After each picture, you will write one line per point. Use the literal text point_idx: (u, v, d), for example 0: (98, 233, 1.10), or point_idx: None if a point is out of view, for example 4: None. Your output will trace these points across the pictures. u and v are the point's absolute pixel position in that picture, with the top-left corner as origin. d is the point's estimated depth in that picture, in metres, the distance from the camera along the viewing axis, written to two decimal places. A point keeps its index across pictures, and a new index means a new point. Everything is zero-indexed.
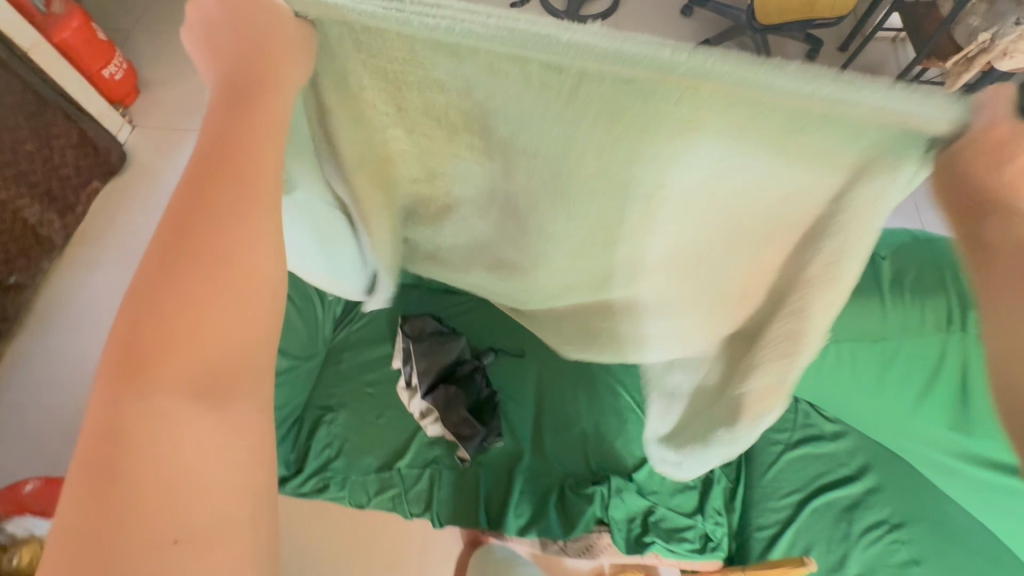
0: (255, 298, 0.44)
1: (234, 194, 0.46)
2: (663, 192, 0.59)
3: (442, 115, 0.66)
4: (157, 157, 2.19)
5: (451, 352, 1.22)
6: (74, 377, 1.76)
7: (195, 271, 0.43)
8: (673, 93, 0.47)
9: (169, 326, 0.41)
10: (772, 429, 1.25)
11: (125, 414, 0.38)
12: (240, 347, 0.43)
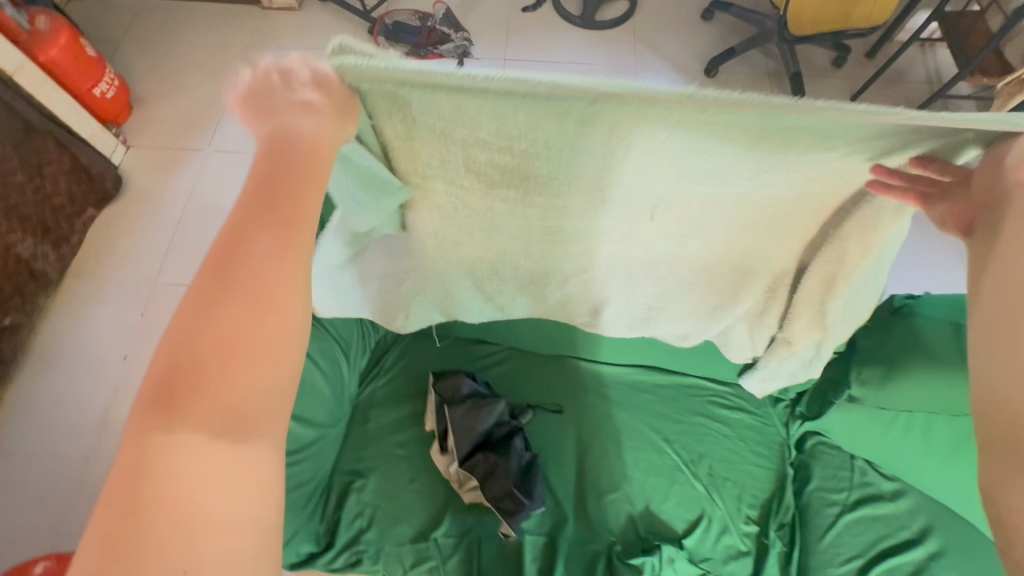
0: (283, 347, 0.50)
1: (275, 239, 0.51)
2: (701, 202, 0.78)
3: (481, 164, 0.74)
4: (154, 180, 2.07)
5: (491, 415, 1.15)
6: (79, 424, 1.66)
7: (231, 320, 0.48)
8: (780, 129, 0.60)
9: (202, 363, 0.46)
10: (827, 488, 1.19)
11: (153, 448, 0.43)
12: (262, 389, 0.48)
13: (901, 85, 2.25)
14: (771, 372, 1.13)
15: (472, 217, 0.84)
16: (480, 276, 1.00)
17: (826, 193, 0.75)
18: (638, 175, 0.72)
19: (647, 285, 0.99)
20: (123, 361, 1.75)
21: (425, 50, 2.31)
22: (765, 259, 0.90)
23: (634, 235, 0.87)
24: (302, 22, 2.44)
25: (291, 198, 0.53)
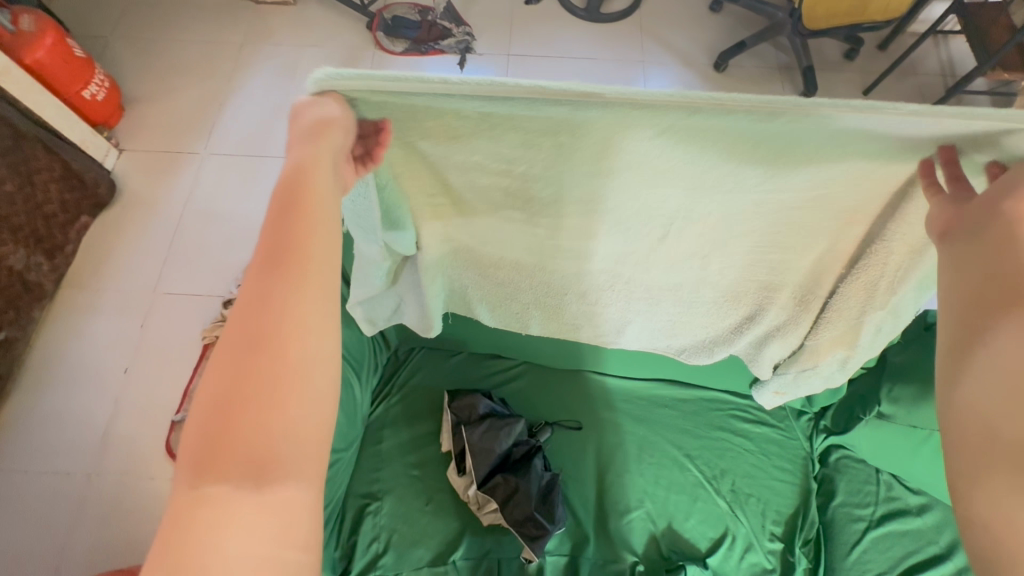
0: (304, 390, 0.51)
1: (286, 285, 0.53)
2: (734, 225, 0.73)
3: (499, 181, 0.70)
4: (149, 185, 2.00)
5: (509, 435, 1.11)
6: (78, 442, 1.61)
7: (252, 369, 0.50)
8: (772, 143, 0.58)
9: (228, 413, 0.48)
10: (852, 504, 1.16)
11: (188, 501, 0.45)
12: (284, 433, 0.49)
13: (914, 78, 2.20)
14: (788, 385, 1.07)
15: (494, 226, 0.80)
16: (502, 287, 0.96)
17: (854, 207, 0.68)
18: (644, 190, 0.67)
19: (662, 313, 0.97)
20: (122, 375, 1.70)
21: (426, 46, 2.24)
22: (785, 279, 0.84)
23: (645, 266, 0.84)
24: (297, 17, 2.36)
25: (295, 235, 0.54)
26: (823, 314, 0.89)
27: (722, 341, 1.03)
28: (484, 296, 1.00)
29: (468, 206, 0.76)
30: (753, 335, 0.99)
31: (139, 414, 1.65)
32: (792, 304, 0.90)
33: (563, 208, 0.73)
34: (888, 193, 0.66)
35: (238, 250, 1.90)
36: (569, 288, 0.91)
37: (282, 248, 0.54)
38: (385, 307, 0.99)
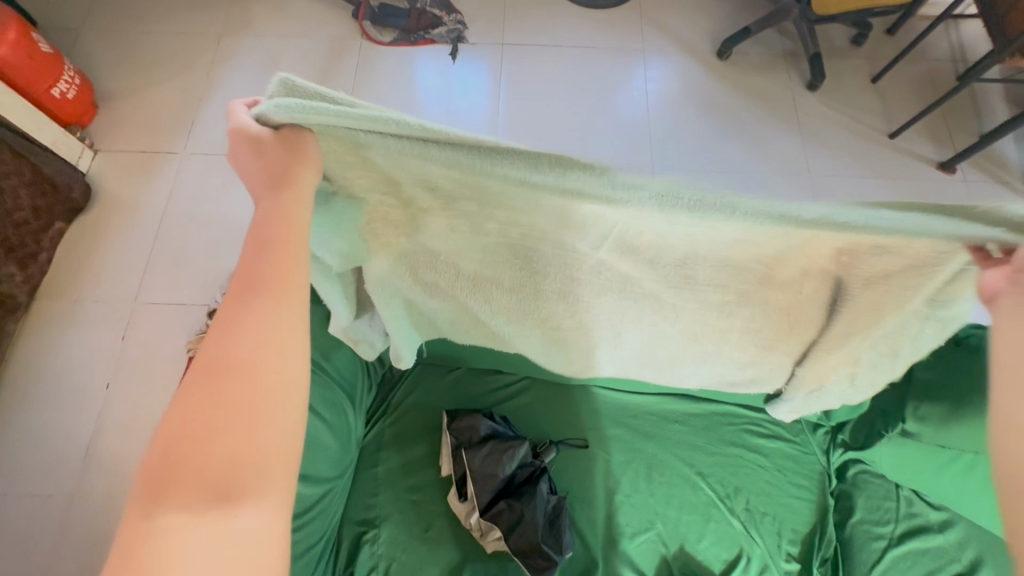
0: (271, 414, 0.51)
1: (260, 310, 0.53)
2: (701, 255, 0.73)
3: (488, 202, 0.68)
4: (128, 187, 1.90)
5: (513, 458, 1.05)
6: (59, 463, 1.54)
7: (217, 392, 0.49)
8: None
9: (187, 437, 0.48)
10: (871, 521, 1.11)
11: (145, 525, 0.45)
12: (251, 455, 0.49)
13: (923, 63, 2.11)
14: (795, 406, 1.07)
15: (456, 238, 0.78)
16: (487, 287, 0.89)
17: (830, 245, 0.66)
18: (603, 204, 0.63)
19: (654, 322, 0.92)
20: (104, 392, 1.63)
21: (416, 36, 2.14)
22: (798, 288, 0.79)
23: (626, 266, 0.79)
24: (279, 5, 2.23)
25: (273, 272, 0.55)
26: (815, 322, 0.85)
27: (733, 363, 1.01)
28: (484, 311, 0.94)
29: (413, 195, 0.71)
30: (752, 352, 0.96)
31: (122, 431, 1.58)
32: (780, 332, 0.90)
33: (534, 214, 0.70)
34: (862, 243, 0.65)
35: (221, 256, 1.81)
36: (569, 293, 0.88)
37: (258, 280, 0.55)
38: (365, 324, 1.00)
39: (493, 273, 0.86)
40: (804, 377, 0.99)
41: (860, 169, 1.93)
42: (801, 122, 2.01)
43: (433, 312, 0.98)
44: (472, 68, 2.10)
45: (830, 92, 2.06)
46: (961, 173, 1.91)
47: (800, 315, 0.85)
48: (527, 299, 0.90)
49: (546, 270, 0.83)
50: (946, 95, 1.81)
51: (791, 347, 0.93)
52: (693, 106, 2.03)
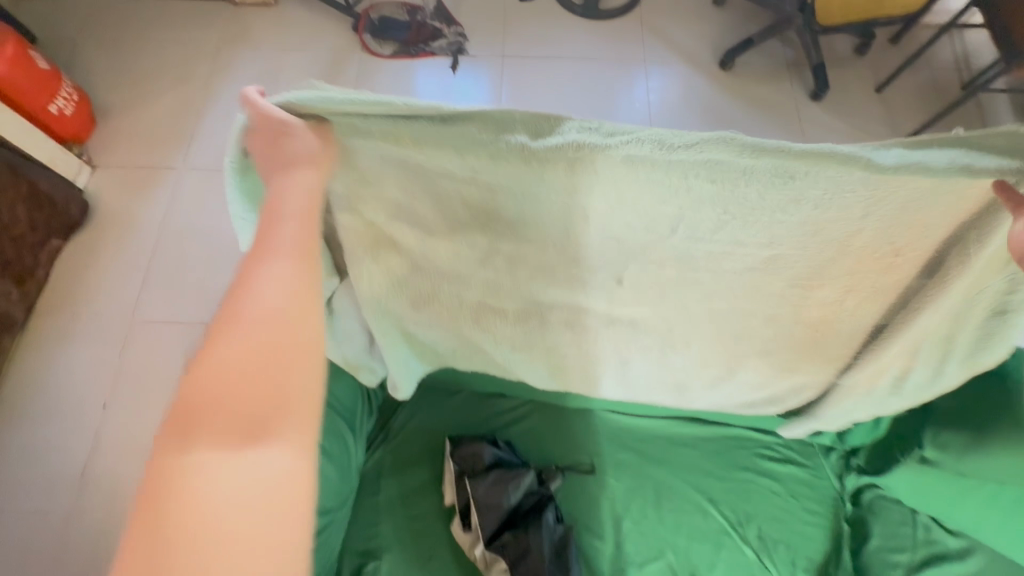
0: (295, 363, 0.53)
1: (282, 269, 0.56)
2: (709, 267, 0.77)
3: (509, 220, 0.73)
4: (126, 202, 1.88)
5: (518, 488, 1.02)
6: (53, 485, 1.51)
7: (241, 341, 0.52)
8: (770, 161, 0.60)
9: (215, 382, 0.50)
10: (888, 548, 1.06)
11: (173, 464, 0.46)
12: (276, 399, 0.51)
13: (928, 71, 2.09)
14: (830, 419, 1.02)
15: (465, 268, 0.80)
16: (486, 315, 0.88)
17: (827, 236, 0.73)
18: (608, 209, 0.69)
19: (659, 346, 0.92)
20: (100, 412, 1.59)
21: (416, 48, 2.13)
22: (805, 298, 0.82)
23: (631, 281, 0.81)
24: (278, 19, 2.22)
25: (295, 239, 0.58)
26: (825, 325, 0.86)
27: (752, 385, 0.99)
28: (485, 340, 0.92)
29: (423, 226, 0.75)
30: (763, 372, 0.95)
31: (118, 453, 1.54)
32: (796, 346, 0.90)
33: (540, 219, 0.72)
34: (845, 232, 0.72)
35: (221, 272, 1.78)
36: (575, 319, 0.88)
37: (279, 245, 0.58)
38: (359, 344, 0.95)
39: (501, 300, 0.85)
40: (842, 395, 0.95)
41: None
42: (806, 132, 1.98)
43: (431, 344, 0.96)
44: (472, 79, 2.09)
45: (834, 102, 2.04)
46: None
47: (802, 319, 0.86)
48: (531, 333, 0.90)
49: (555, 295, 0.84)
50: (955, 104, 1.78)
51: (828, 360, 0.92)
52: (696, 117, 2.01)
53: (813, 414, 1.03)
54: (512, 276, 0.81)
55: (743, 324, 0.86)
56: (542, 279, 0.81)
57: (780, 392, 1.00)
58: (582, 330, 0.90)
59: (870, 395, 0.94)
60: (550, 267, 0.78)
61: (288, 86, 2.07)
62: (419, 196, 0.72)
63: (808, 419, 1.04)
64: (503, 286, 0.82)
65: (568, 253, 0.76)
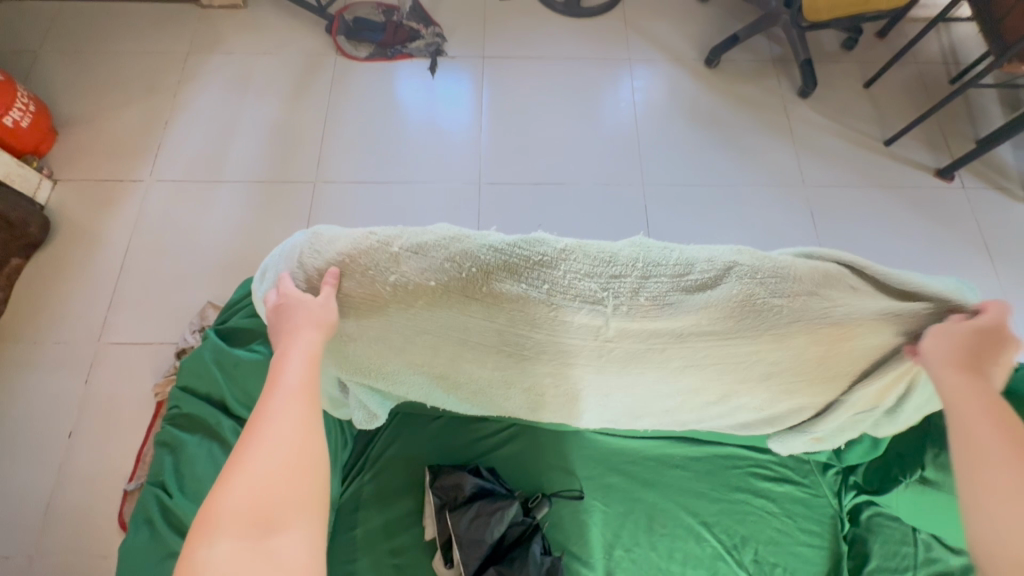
0: (308, 466, 0.62)
1: (300, 386, 0.66)
2: (699, 317, 0.76)
3: (494, 281, 0.73)
4: (90, 218, 1.79)
5: (502, 521, 0.97)
6: (16, 520, 1.43)
7: (263, 446, 0.61)
8: (747, 328, 0.77)
9: (241, 480, 0.58)
10: (889, 569, 1.02)
11: (203, 553, 0.54)
12: (289, 499, 0.59)
13: (915, 66, 2.05)
14: (827, 432, 0.99)
15: (438, 317, 0.77)
16: (464, 349, 0.82)
17: (810, 297, 0.75)
18: (583, 266, 0.74)
19: (647, 375, 0.86)
20: (66, 441, 1.51)
21: (392, 50, 2.06)
22: (797, 336, 0.78)
23: (617, 324, 0.77)
24: (247, 22, 2.13)
25: (304, 360, 0.68)
26: (823, 354, 0.81)
27: (754, 407, 0.95)
28: (461, 372, 0.88)
29: (400, 278, 0.72)
30: (767, 394, 0.91)
31: (85, 483, 1.47)
32: (791, 370, 0.85)
33: (519, 280, 0.73)
34: (817, 296, 0.75)
35: (192, 289, 1.71)
36: (550, 360, 0.83)
37: (289, 370, 0.67)
38: (328, 384, 0.87)
39: (472, 341, 0.81)
40: (841, 415, 0.93)
41: (856, 178, 1.86)
42: (794, 130, 1.93)
43: (397, 380, 0.89)
44: (452, 82, 2.02)
45: (822, 99, 1.99)
46: (958, 180, 1.85)
47: (806, 342, 0.79)
48: (511, 373, 0.87)
49: (531, 338, 0.79)
50: (943, 100, 1.74)
51: (828, 387, 0.88)
52: (682, 117, 1.95)
53: (806, 432, 1.00)
54: (471, 323, 0.77)
55: (720, 367, 0.83)
56: (501, 330, 0.78)
57: (775, 413, 0.97)
58: (564, 364, 0.84)
59: (875, 410, 0.91)
60: (517, 324, 0.77)
61: (259, 93, 1.99)
62: (405, 263, 0.72)
63: (805, 435, 1.01)
64: (466, 329, 0.78)
65: (535, 316, 0.76)
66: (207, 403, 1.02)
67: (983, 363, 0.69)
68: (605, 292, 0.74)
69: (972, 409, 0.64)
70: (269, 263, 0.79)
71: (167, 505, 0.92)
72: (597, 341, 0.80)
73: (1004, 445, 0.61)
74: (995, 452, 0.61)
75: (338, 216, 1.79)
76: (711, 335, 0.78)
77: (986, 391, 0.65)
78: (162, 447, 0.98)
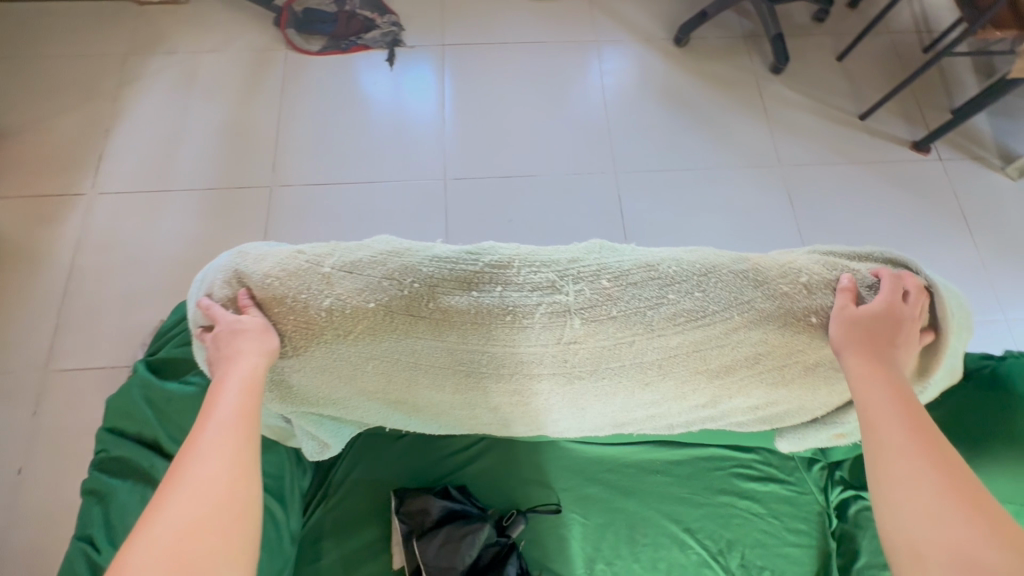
0: (241, 508, 0.54)
1: (243, 416, 0.58)
2: (670, 322, 0.67)
3: (440, 295, 0.65)
4: (30, 237, 1.67)
5: (473, 545, 0.90)
6: None
7: (195, 479, 0.53)
8: (717, 331, 0.69)
9: (167, 518, 0.51)
10: (879, 565, 0.98)
11: None
12: (209, 550, 0.50)
13: (888, 36, 1.99)
14: (844, 426, 0.86)
15: (384, 344, 0.68)
16: (417, 374, 0.74)
17: (796, 292, 0.68)
18: (538, 275, 0.66)
19: (624, 387, 0.76)
20: (15, 478, 1.42)
21: (347, 42, 1.95)
22: (778, 341, 0.71)
23: (583, 328, 0.67)
24: (189, 18, 2.00)
25: (240, 387, 0.60)
26: (810, 355, 0.72)
27: (744, 409, 0.85)
28: (418, 397, 0.79)
29: (335, 301, 0.64)
30: (760, 395, 0.80)
31: (40, 521, 1.38)
32: (784, 368, 0.74)
33: (467, 293, 0.65)
34: (808, 287, 0.68)
35: (144, 307, 1.61)
36: (512, 382, 0.74)
37: (224, 399, 0.59)
38: (272, 417, 0.80)
39: (422, 364, 0.72)
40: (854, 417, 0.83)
41: (831, 154, 1.81)
42: (768, 108, 1.87)
43: (348, 407, 0.81)
44: (412, 72, 1.92)
45: (795, 74, 1.93)
46: (935, 152, 1.81)
47: (788, 344, 0.71)
48: (473, 396, 0.77)
49: (485, 357, 0.70)
50: (917, 71, 1.69)
51: (835, 389, 0.79)
52: (652, 99, 1.88)
53: (817, 425, 0.88)
54: (418, 346, 0.69)
55: (697, 378, 0.75)
56: (451, 351, 0.70)
57: (755, 421, 0.90)
58: (529, 382, 0.74)
59: None
60: (469, 343, 0.68)
61: (206, 94, 1.87)
62: (339, 283, 0.64)
63: (818, 429, 0.88)
64: (413, 354, 0.70)
65: (489, 332, 0.67)
66: (139, 444, 0.95)
67: (891, 347, 0.64)
68: (565, 302, 0.65)
69: (881, 397, 0.60)
70: (192, 290, 0.71)
71: (95, 561, 0.85)
72: (563, 357, 0.70)
73: (906, 427, 0.58)
74: (907, 445, 0.56)
75: (298, 221, 1.69)
76: (686, 344, 0.70)
77: (894, 382, 0.61)
78: (88, 496, 0.91)
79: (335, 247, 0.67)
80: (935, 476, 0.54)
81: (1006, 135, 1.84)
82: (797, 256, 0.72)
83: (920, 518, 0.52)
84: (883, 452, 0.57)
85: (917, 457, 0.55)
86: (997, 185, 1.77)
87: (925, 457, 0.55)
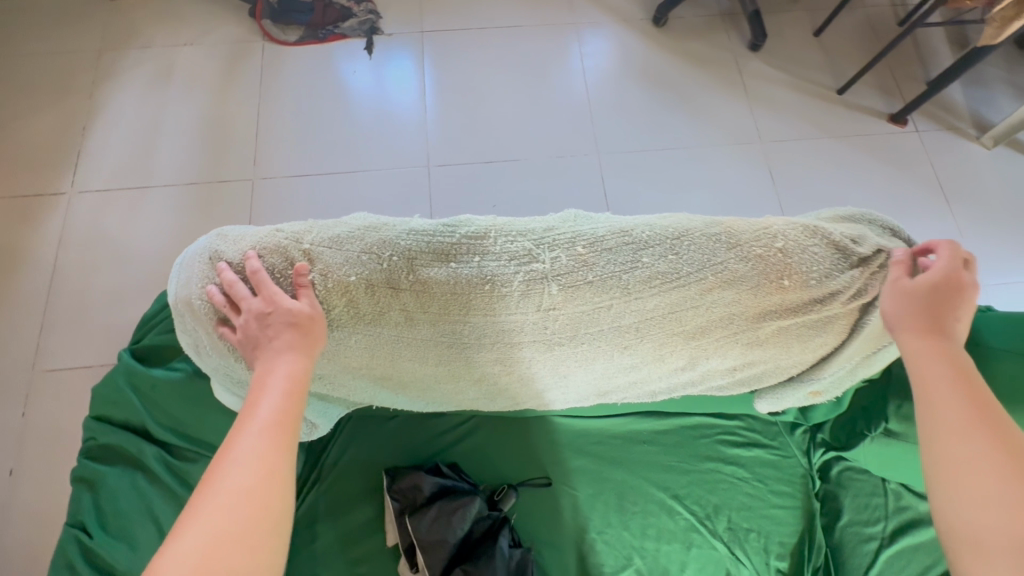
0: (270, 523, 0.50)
1: (285, 425, 0.55)
2: (645, 285, 0.69)
3: (419, 268, 0.66)
4: (10, 238, 1.66)
5: (465, 518, 0.92)
6: None
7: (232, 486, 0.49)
8: (690, 293, 0.70)
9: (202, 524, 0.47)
10: (860, 522, 1.02)
11: None
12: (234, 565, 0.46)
13: (863, 10, 2.01)
14: (820, 384, 0.88)
15: (367, 319, 0.69)
16: (400, 347, 0.74)
17: (768, 254, 0.69)
18: (513, 244, 0.67)
19: (603, 352, 0.77)
20: (7, 479, 1.41)
21: (324, 32, 1.93)
22: (750, 305, 0.73)
23: (561, 295, 0.68)
24: (162, 12, 1.97)
25: (283, 395, 0.56)
26: (784, 317, 0.74)
27: (723, 371, 0.86)
28: (403, 371, 0.80)
29: (317, 275, 0.65)
30: (737, 355, 0.82)
31: (35, 519, 1.38)
32: (758, 329, 0.76)
33: (445, 264, 0.66)
34: (778, 249, 0.70)
35: (130, 304, 1.60)
36: (494, 351, 0.75)
37: (265, 401, 0.55)
38: None
39: (404, 336, 0.72)
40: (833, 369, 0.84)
41: (810, 129, 1.83)
42: (747, 85, 1.88)
43: (335, 384, 0.82)
44: (392, 59, 1.91)
45: (773, 51, 1.94)
46: (912, 124, 1.83)
47: (760, 305, 0.72)
48: (456, 367, 0.78)
49: (465, 328, 0.71)
50: (890, 45, 1.70)
51: (808, 348, 0.81)
52: (632, 80, 1.88)
53: (795, 385, 0.90)
54: (402, 320, 0.70)
55: (674, 339, 0.77)
56: (431, 323, 0.70)
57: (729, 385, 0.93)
58: (511, 350, 0.75)
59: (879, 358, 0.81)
60: (450, 313, 0.69)
61: (183, 88, 1.85)
62: (320, 259, 0.65)
63: (795, 387, 0.91)
64: (396, 328, 0.71)
65: (468, 302, 0.68)
66: (125, 431, 0.97)
67: (950, 315, 0.63)
68: (540, 268, 0.67)
69: (939, 374, 0.60)
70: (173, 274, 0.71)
71: (87, 545, 0.89)
72: (543, 324, 0.71)
73: (961, 408, 0.58)
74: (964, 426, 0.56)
75: (281, 212, 1.68)
76: (660, 306, 0.71)
77: (952, 354, 0.61)
78: (80, 483, 0.94)
79: (315, 226, 0.68)
80: (986, 456, 0.54)
81: (980, 104, 1.86)
82: (770, 220, 0.73)
83: (977, 501, 0.53)
84: (934, 433, 0.58)
85: (976, 435, 0.55)
86: (972, 155, 1.80)
87: (978, 439, 0.55)
